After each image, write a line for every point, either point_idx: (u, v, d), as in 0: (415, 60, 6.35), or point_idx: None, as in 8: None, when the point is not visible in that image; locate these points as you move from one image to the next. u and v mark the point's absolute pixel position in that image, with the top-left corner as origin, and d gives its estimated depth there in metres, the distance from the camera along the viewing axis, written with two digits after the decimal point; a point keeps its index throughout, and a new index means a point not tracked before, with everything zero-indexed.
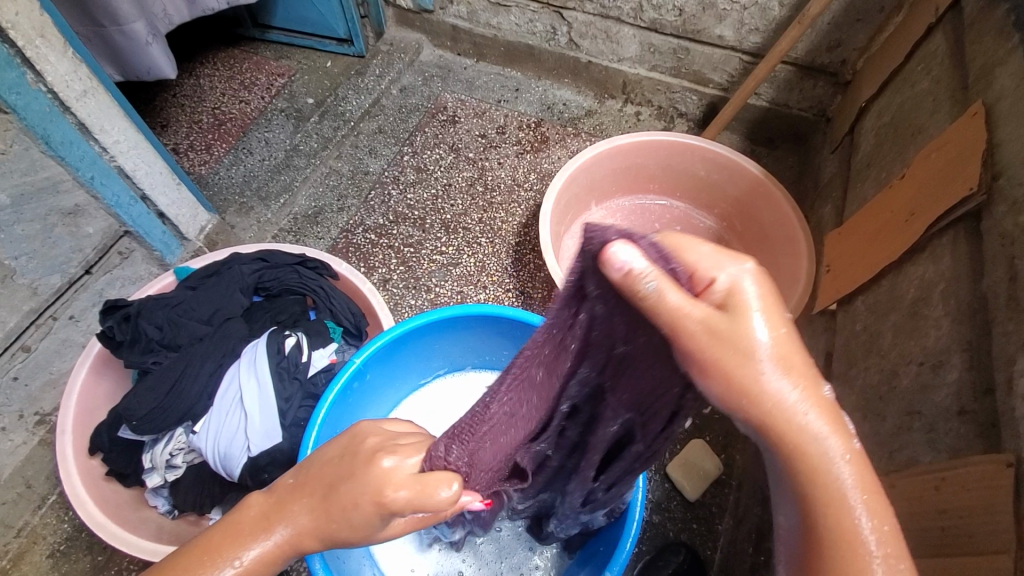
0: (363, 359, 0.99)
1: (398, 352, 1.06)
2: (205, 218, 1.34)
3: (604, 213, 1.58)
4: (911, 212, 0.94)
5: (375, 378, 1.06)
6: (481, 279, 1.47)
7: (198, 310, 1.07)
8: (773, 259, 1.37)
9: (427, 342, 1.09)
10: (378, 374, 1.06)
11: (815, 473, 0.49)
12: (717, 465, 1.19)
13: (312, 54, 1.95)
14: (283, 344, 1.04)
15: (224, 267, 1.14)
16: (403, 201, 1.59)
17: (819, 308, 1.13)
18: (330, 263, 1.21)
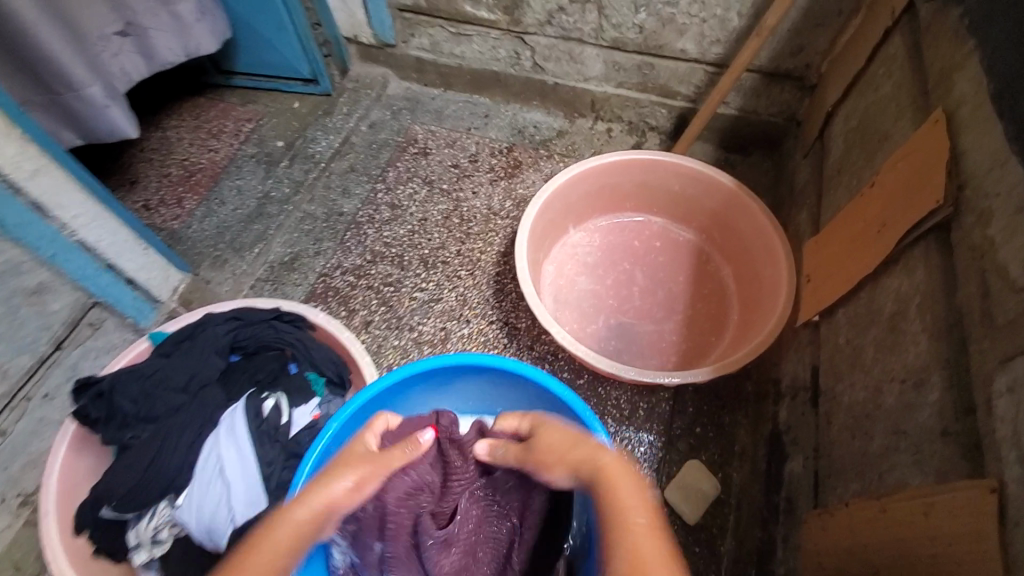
0: (339, 421, 0.98)
1: (376, 404, 1.04)
2: (177, 278, 1.33)
3: (583, 236, 1.55)
4: (883, 223, 0.93)
5: (357, 433, 1.03)
6: (463, 313, 1.45)
7: (174, 377, 1.04)
8: (756, 270, 1.36)
9: (407, 394, 1.08)
10: (358, 433, 1.04)
11: (620, 507, 0.63)
12: (715, 487, 1.17)
13: (277, 95, 1.94)
14: (260, 407, 1.01)
15: (198, 330, 1.11)
16: (379, 239, 1.58)
17: (802, 322, 1.12)
18: (306, 314, 1.19)
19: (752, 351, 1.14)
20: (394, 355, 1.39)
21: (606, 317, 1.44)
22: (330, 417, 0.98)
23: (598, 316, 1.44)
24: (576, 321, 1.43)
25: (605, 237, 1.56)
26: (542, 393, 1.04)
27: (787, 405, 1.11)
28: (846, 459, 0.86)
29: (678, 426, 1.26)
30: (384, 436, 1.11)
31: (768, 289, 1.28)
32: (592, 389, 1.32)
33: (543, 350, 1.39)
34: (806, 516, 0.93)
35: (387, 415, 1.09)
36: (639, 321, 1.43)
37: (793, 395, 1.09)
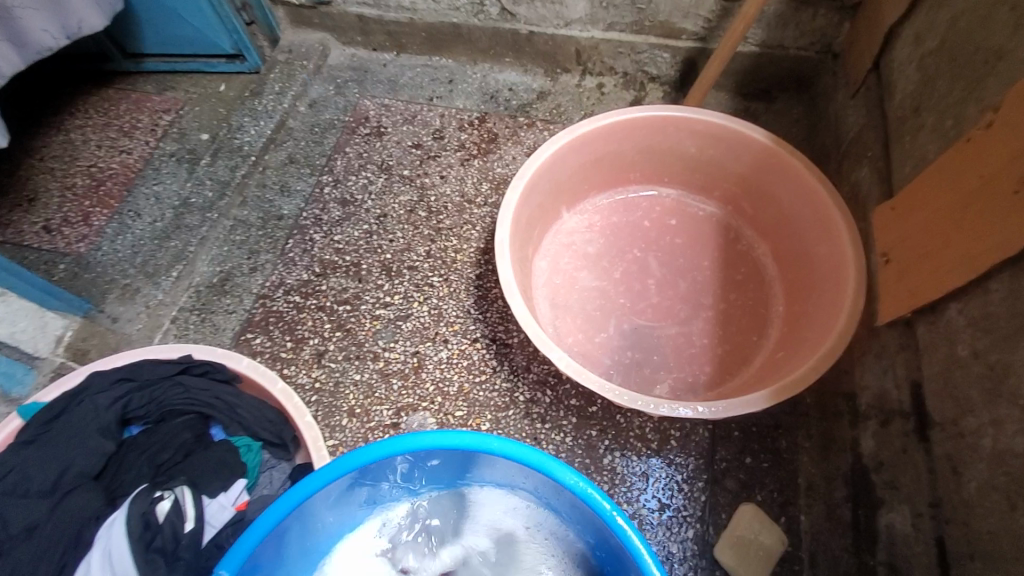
0: (235, 568, 0.59)
1: (291, 525, 0.65)
2: (58, 324, 1.09)
3: (580, 219, 1.25)
4: (1021, 180, 0.64)
5: (269, 570, 0.66)
6: (440, 331, 1.15)
7: (36, 478, 0.75)
8: (804, 246, 1.07)
9: (343, 494, 0.70)
10: (269, 568, 0.66)
11: None
12: (779, 539, 0.89)
13: (200, 77, 1.55)
14: (151, 511, 0.73)
15: (75, 402, 0.82)
16: (329, 245, 1.27)
17: (884, 320, 0.83)
18: (225, 362, 0.90)
19: (821, 361, 0.86)
20: (356, 394, 1.10)
21: (617, 320, 1.14)
22: (218, 565, 0.59)
23: (608, 321, 1.14)
24: (580, 329, 1.14)
25: (608, 219, 1.25)
26: (548, 480, 0.68)
27: (873, 431, 0.83)
28: (1005, 537, 0.59)
29: (723, 458, 0.98)
30: (307, 556, 0.72)
31: (825, 272, 0.99)
32: (608, 418, 1.04)
33: (542, 371, 1.10)
34: None
35: (313, 528, 0.70)
36: (659, 323, 1.14)
37: (881, 419, 0.81)
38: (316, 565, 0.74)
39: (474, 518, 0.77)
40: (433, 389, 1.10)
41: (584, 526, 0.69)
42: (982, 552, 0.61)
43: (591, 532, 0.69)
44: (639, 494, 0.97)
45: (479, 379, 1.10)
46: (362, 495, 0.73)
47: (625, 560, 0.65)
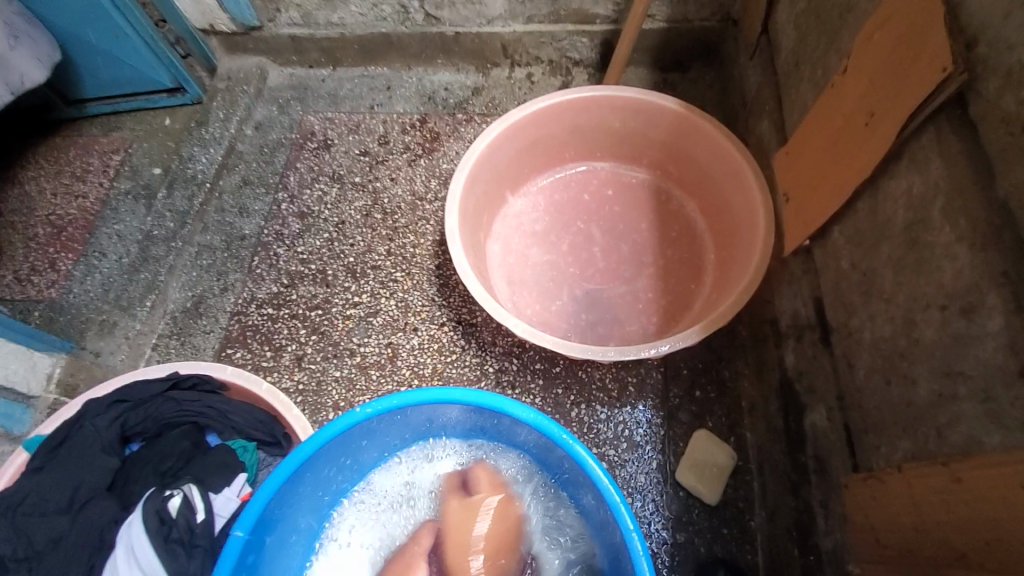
0: (247, 527, 0.68)
1: (291, 488, 0.74)
2: (46, 363, 1.16)
3: (525, 201, 1.35)
4: (869, 112, 0.78)
5: (276, 530, 0.74)
6: (408, 321, 1.24)
7: (48, 499, 0.81)
8: (724, 197, 1.19)
9: (336, 459, 0.79)
10: (279, 527, 0.75)
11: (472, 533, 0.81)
12: (729, 455, 1.02)
13: (143, 114, 1.58)
14: (164, 508, 0.80)
15: (73, 429, 0.88)
16: (294, 257, 1.34)
17: (790, 250, 0.96)
18: (211, 373, 0.97)
19: (742, 295, 0.98)
20: (338, 389, 1.18)
21: (570, 288, 1.25)
22: (233, 526, 0.67)
23: (561, 290, 1.25)
24: (537, 301, 1.24)
25: (550, 197, 1.36)
26: (513, 420, 0.78)
27: (792, 347, 0.95)
28: (886, 410, 0.71)
29: (675, 394, 1.10)
30: (314, 516, 0.82)
31: (742, 218, 1.11)
32: (572, 375, 1.14)
33: (507, 343, 1.20)
34: (845, 480, 0.79)
35: (311, 492, 0.79)
36: (607, 285, 1.25)
37: (798, 336, 0.94)
38: (322, 524, 0.83)
39: (457, 465, 0.87)
40: (410, 374, 1.19)
41: (548, 454, 0.80)
42: (873, 426, 0.74)
43: (556, 460, 0.80)
44: (606, 437, 1.08)
45: (450, 358, 1.19)
46: (354, 458, 0.82)
47: (584, 479, 0.75)
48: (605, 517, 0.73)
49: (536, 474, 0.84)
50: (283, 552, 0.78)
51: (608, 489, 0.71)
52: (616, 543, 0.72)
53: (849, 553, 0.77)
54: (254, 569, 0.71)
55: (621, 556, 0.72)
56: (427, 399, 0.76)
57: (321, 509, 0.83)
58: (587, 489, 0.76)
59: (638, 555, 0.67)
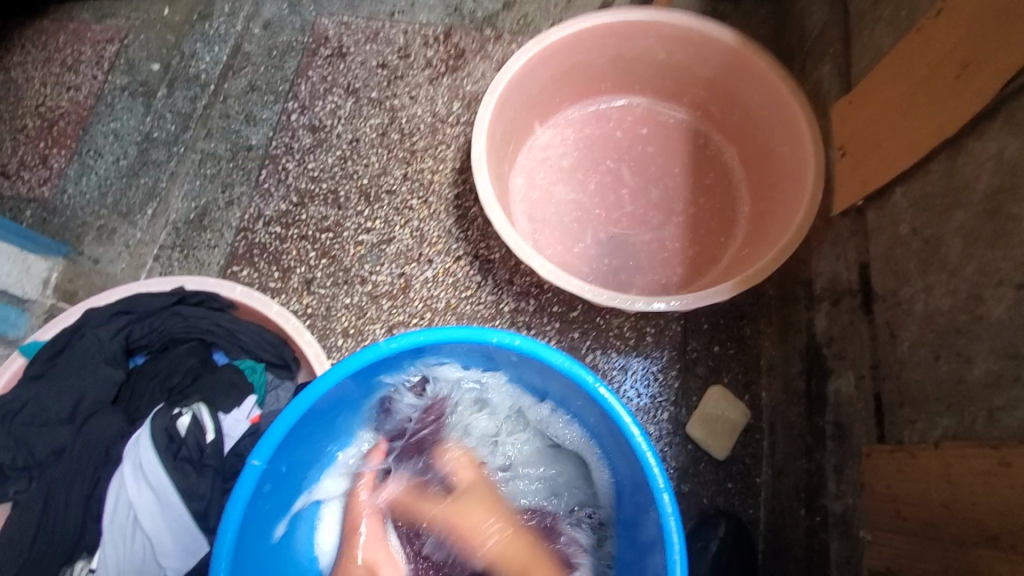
0: (265, 458, 0.66)
1: (307, 421, 0.71)
2: (41, 266, 1.12)
3: (553, 133, 1.26)
4: (962, 64, 0.70)
5: (291, 462, 0.72)
6: (423, 252, 1.19)
7: (54, 407, 0.79)
8: (769, 146, 1.11)
9: (350, 395, 0.76)
10: (294, 459, 0.73)
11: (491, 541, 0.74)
12: (743, 413, 1.02)
13: (139, 1, 1.43)
14: (173, 425, 0.79)
15: (76, 337, 0.85)
16: (304, 174, 1.26)
17: (839, 208, 0.91)
18: (218, 291, 0.92)
19: (780, 253, 0.94)
20: (348, 317, 1.15)
21: (594, 230, 1.19)
22: (249, 455, 0.65)
23: (585, 232, 1.19)
24: (558, 241, 1.19)
25: (581, 131, 1.26)
26: (543, 367, 0.76)
27: (825, 312, 0.92)
28: (931, 384, 0.69)
29: (694, 347, 1.08)
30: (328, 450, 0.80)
31: (787, 170, 1.05)
32: (589, 321, 1.11)
33: (525, 283, 1.15)
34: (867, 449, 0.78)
35: (325, 427, 0.77)
36: (633, 230, 1.19)
37: (833, 300, 0.90)
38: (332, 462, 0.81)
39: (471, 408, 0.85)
40: (422, 306, 1.15)
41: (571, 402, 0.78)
42: (911, 399, 0.72)
43: (582, 410, 0.78)
44: (619, 385, 1.06)
45: (465, 294, 1.15)
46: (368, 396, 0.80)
47: (612, 431, 0.74)
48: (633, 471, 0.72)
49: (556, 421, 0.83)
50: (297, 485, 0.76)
51: (640, 445, 0.69)
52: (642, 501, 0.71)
53: (861, 519, 0.77)
54: (269, 500, 0.70)
55: (645, 507, 0.71)
56: (457, 338, 0.74)
57: (333, 443, 0.80)
58: (616, 442, 0.74)
59: (667, 513, 0.66)
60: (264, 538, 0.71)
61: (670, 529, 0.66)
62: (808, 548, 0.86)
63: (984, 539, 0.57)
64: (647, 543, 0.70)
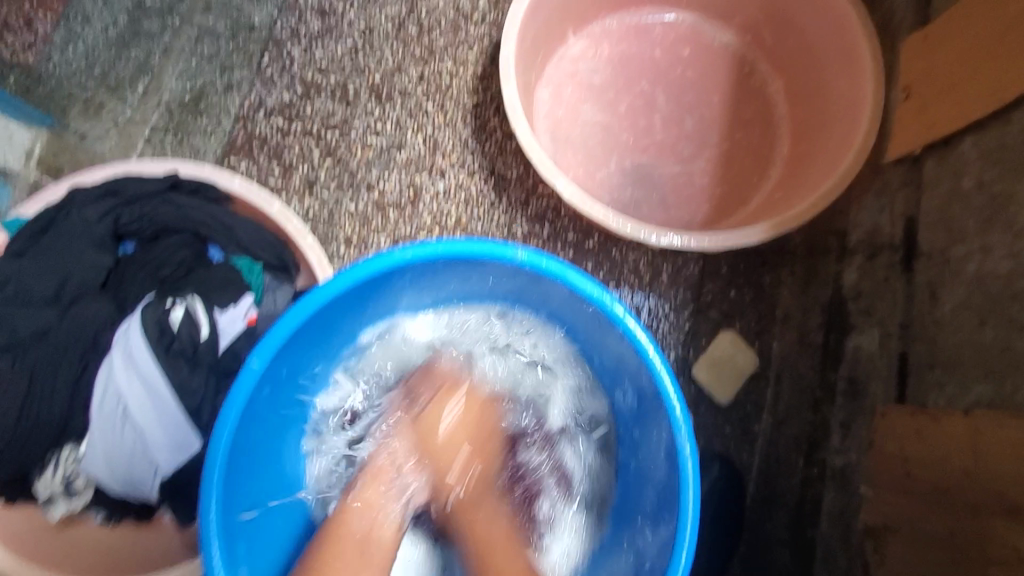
0: (264, 360, 0.62)
1: (310, 327, 0.67)
2: (24, 136, 1.03)
3: (586, 44, 1.14)
4: None
5: (291, 368, 0.69)
6: (435, 162, 1.11)
7: (38, 287, 0.74)
8: (823, 80, 1.02)
9: (355, 304, 0.72)
10: (295, 364, 0.70)
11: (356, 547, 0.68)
12: (752, 361, 0.99)
13: None
14: (166, 318, 0.74)
15: (60, 216, 0.78)
16: (310, 63, 1.14)
17: (894, 155, 0.85)
18: (216, 180, 0.86)
19: (820, 200, 0.88)
20: (351, 224, 1.09)
21: (619, 157, 1.11)
22: (248, 356, 0.61)
23: (609, 157, 1.11)
24: (580, 165, 1.11)
25: (618, 45, 1.15)
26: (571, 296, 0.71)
27: (858, 265, 0.87)
28: (970, 349, 0.67)
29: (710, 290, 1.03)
30: (334, 358, 0.77)
31: (840, 108, 0.96)
32: (604, 252, 1.06)
33: (541, 206, 1.09)
34: (882, 408, 0.77)
35: (328, 334, 0.73)
36: (663, 160, 1.11)
37: (869, 254, 0.85)
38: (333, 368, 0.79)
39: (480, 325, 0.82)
40: (431, 221, 1.09)
41: (589, 331, 0.74)
42: (944, 361, 0.70)
43: (604, 343, 0.74)
44: None
45: (477, 212, 1.09)
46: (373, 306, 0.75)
47: (636, 368, 0.70)
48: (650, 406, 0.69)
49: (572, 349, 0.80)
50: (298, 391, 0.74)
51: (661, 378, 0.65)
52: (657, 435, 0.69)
53: (863, 474, 0.78)
54: (267, 404, 0.67)
55: (659, 445, 0.69)
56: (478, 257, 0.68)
57: (334, 351, 0.77)
58: (636, 378, 0.71)
59: (685, 455, 0.64)
60: (263, 440, 0.69)
61: (686, 472, 0.64)
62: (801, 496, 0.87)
63: (1002, 509, 0.59)
64: (659, 477, 0.69)
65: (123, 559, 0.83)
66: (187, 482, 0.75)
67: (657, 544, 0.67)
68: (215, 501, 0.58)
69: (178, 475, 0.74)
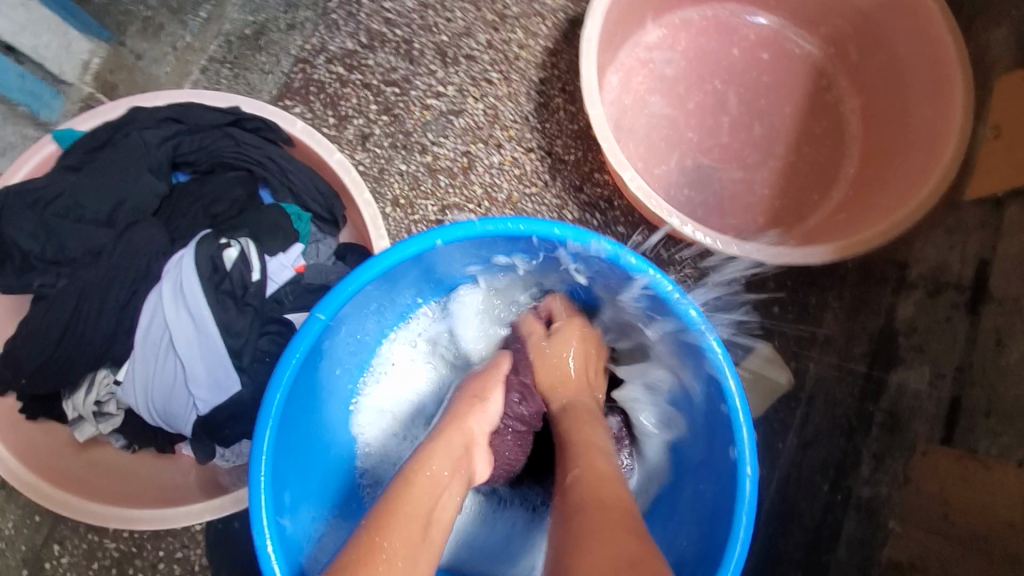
0: (330, 314, 0.61)
1: (376, 285, 0.67)
2: (82, 47, 0.99)
3: (663, 34, 1.10)
4: None
5: (350, 324, 0.69)
6: (493, 133, 1.08)
7: (90, 206, 0.72)
8: (905, 106, 0.98)
9: (420, 269, 0.71)
10: (354, 320, 0.69)
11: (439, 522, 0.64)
12: (788, 380, 0.94)
13: None
14: (219, 256, 0.73)
15: (119, 135, 0.76)
16: (378, 13, 1.11)
17: (974, 195, 0.83)
18: (277, 121, 0.83)
19: (890, 230, 0.85)
20: (400, 185, 1.06)
21: (681, 154, 1.08)
22: (315, 307, 0.61)
23: (670, 153, 1.08)
24: (640, 157, 1.08)
25: (695, 39, 1.11)
26: (643, 291, 0.69)
27: (916, 299, 0.87)
28: None
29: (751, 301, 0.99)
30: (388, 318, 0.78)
31: (919, 138, 0.93)
32: (652, 251, 1.03)
33: (593, 194, 1.06)
34: (923, 447, 0.79)
35: (390, 294, 0.73)
36: (724, 165, 1.08)
37: (930, 290, 0.85)
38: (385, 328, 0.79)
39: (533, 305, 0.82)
40: (481, 193, 1.07)
41: (653, 331, 0.74)
42: (1001, 411, 0.70)
43: (667, 343, 0.72)
44: None
45: (529, 190, 1.07)
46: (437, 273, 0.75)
47: (700, 375, 0.68)
48: (710, 409, 0.68)
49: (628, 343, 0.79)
50: (351, 347, 0.74)
51: (727, 379, 0.64)
52: (712, 439, 0.68)
53: (894, 510, 0.79)
54: (322, 356, 0.67)
55: (711, 450, 0.69)
56: (557, 239, 0.66)
57: (390, 312, 0.77)
58: (696, 381, 0.70)
59: (744, 473, 0.63)
60: (313, 391, 0.69)
61: (743, 489, 0.62)
62: (820, 522, 0.87)
63: None
64: (706, 476, 0.69)
65: (139, 486, 0.83)
66: (220, 423, 0.74)
67: (693, 551, 0.67)
68: (264, 446, 0.58)
69: (212, 415, 0.73)
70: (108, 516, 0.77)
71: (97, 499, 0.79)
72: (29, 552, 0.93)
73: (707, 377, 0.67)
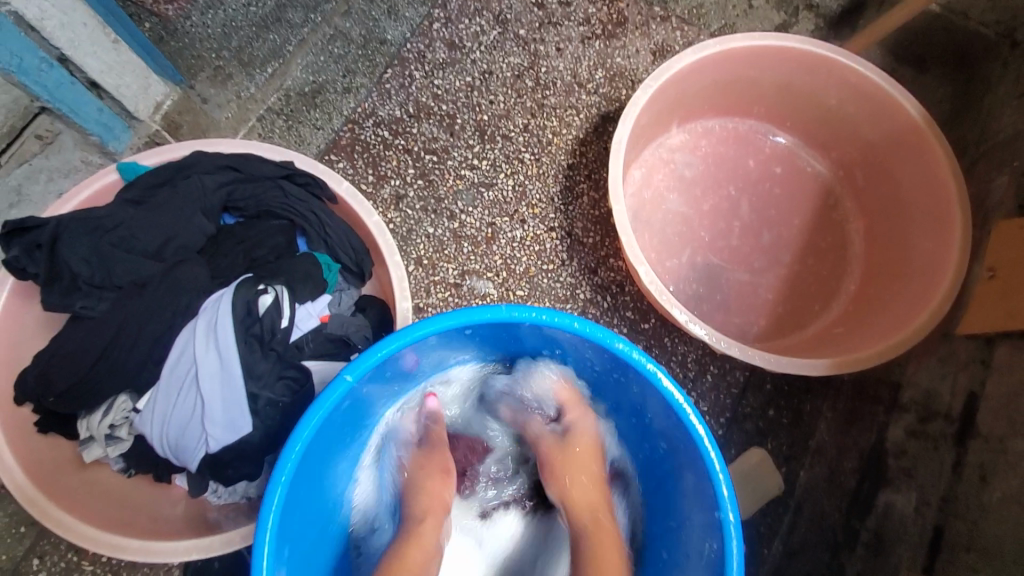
0: (356, 376, 0.65)
1: (403, 352, 0.71)
2: (159, 90, 1.07)
3: (685, 138, 1.19)
4: None
5: (371, 385, 0.73)
6: (519, 210, 1.15)
7: (142, 239, 0.78)
8: (906, 235, 1.05)
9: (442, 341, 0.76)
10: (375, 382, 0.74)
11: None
12: (778, 484, 0.94)
13: None
14: (254, 301, 0.76)
15: (180, 177, 0.83)
16: (428, 88, 1.20)
17: (964, 331, 0.88)
18: (325, 180, 0.89)
19: (886, 352, 0.89)
20: (427, 247, 1.12)
21: (692, 251, 1.14)
22: (343, 368, 0.65)
23: (683, 249, 1.15)
24: (654, 249, 1.14)
25: (714, 146, 1.20)
26: (649, 387, 0.73)
27: (907, 424, 0.91)
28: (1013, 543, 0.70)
29: (750, 404, 1.02)
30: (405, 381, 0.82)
31: (917, 267, 0.99)
32: (656, 339, 1.07)
33: (607, 278, 1.12)
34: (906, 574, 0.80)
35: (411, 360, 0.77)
36: (733, 266, 1.14)
37: (921, 416, 0.89)
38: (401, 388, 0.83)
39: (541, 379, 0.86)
40: (501, 264, 1.12)
41: (654, 423, 0.77)
42: (983, 548, 0.74)
43: (666, 438, 0.76)
44: None
45: (547, 266, 1.12)
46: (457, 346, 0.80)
47: (695, 475, 0.71)
48: (705, 510, 0.70)
49: (628, 427, 0.84)
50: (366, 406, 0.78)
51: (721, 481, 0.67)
52: (704, 538, 0.71)
53: None
54: (342, 412, 0.71)
55: (700, 547, 0.71)
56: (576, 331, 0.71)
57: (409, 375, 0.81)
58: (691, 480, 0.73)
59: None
60: (326, 445, 0.72)
61: None
62: None
63: None
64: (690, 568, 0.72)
65: (132, 516, 0.83)
66: (226, 461, 0.76)
67: None
68: (277, 497, 0.61)
69: (221, 454, 0.75)
70: (98, 540, 0.78)
71: (93, 522, 0.79)
72: (6, 564, 0.93)
73: (704, 478, 0.70)
